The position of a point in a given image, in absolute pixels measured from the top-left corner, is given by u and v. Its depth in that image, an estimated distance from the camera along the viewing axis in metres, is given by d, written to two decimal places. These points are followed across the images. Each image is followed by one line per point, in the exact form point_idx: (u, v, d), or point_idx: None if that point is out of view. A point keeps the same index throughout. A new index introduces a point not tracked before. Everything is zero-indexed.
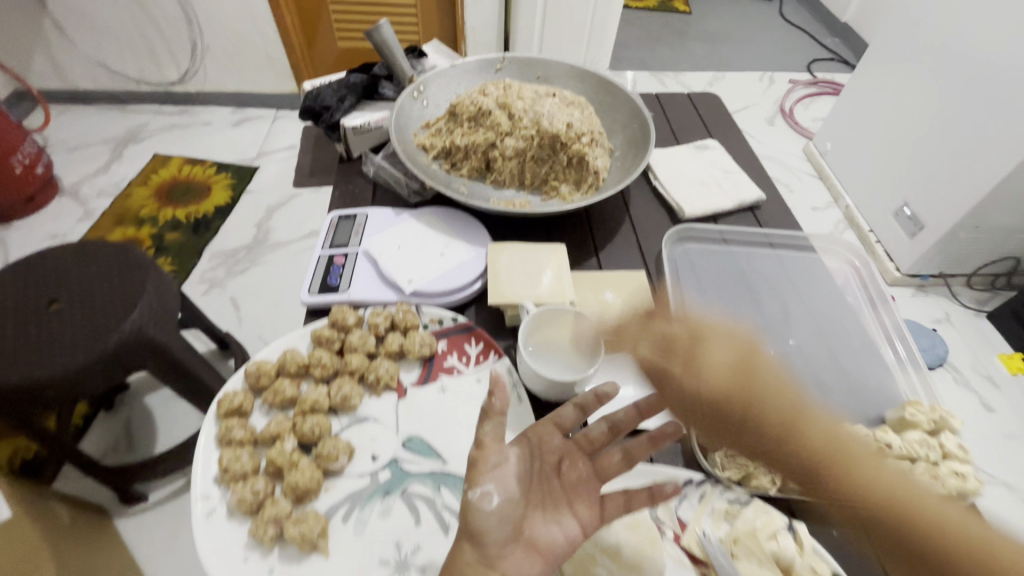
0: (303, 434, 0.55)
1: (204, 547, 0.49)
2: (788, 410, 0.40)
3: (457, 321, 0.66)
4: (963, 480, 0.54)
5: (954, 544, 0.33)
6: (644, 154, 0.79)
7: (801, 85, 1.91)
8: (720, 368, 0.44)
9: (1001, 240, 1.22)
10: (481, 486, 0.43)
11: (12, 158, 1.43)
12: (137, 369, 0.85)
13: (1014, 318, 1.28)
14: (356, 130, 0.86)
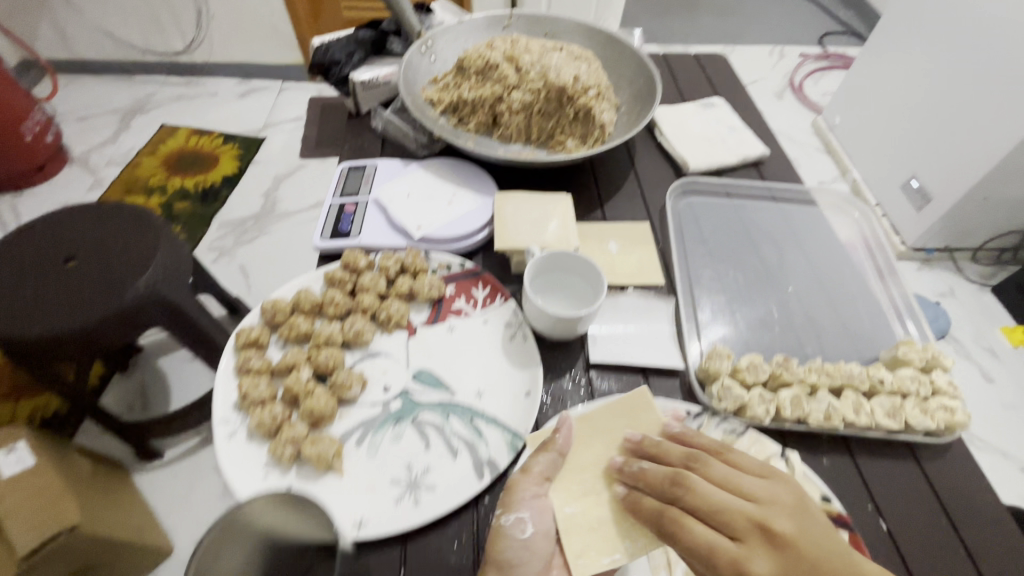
0: (318, 365, 0.58)
1: (226, 463, 0.52)
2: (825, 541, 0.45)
3: (465, 267, 0.68)
4: (952, 413, 0.55)
5: None
6: (650, 109, 0.80)
7: (811, 58, 1.82)
8: (761, 496, 0.47)
9: (1007, 213, 1.18)
10: (516, 513, 0.47)
11: (23, 126, 1.41)
12: (152, 324, 0.85)
13: (1015, 289, 1.25)
14: (366, 85, 0.88)
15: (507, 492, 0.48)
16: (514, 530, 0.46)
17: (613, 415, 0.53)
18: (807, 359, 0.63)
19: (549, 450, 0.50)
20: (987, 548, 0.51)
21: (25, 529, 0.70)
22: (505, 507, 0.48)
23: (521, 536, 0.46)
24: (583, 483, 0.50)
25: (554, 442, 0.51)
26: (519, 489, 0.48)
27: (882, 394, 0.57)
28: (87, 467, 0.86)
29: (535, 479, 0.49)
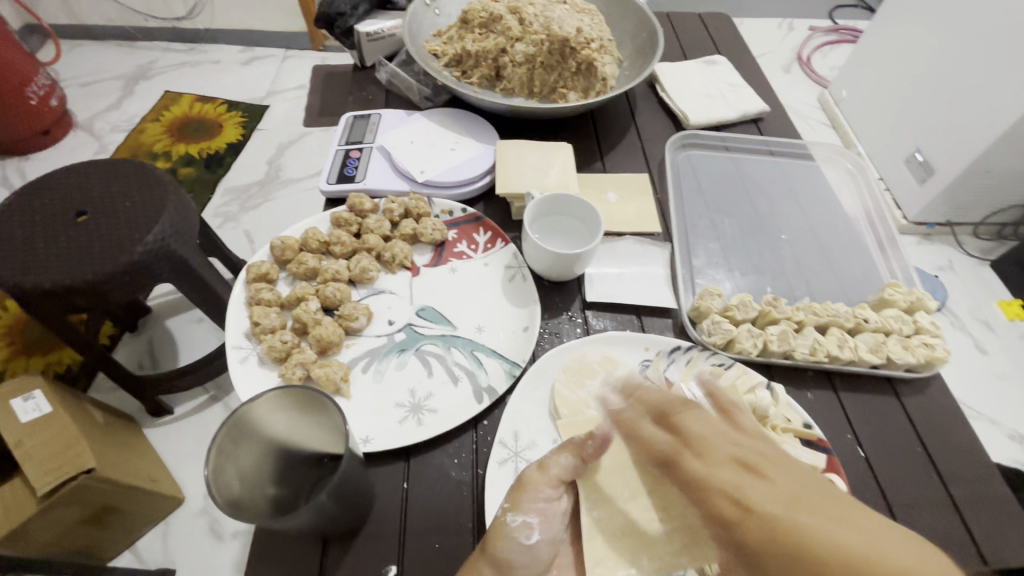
0: (326, 297, 0.61)
1: (239, 384, 0.55)
2: (791, 493, 0.30)
3: (466, 212, 0.70)
4: (932, 349, 0.59)
5: None
6: (651, 63, 0.81)
7: (821, 31, 1.74)
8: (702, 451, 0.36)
9: (1011, 189, 1.15)
10: (523, 515, 0.42)
11: (28, 89, 1.36)
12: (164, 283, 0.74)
13: (1015, 264, 1.25)
14: (371, 37, 0.89)
15: (519, 486, 0.43)
16: (518, 535, 0.41)
17: None
18: (796, 300, 0.68)
19: (572, 453, 0.45)
20: (958, 475, 0.54)
21: (40, 473, 0.68)
22: (514, 504, 0.42)
23: (524, 543, 0.41)
24: (605, 488, 0.47)
25: (582, 446, 0.45)
26: (532, 489, 0.43)
27: (865, 331, 0.61)
28: (100, 417, 0.84)
29: (550, 479, 0.44)
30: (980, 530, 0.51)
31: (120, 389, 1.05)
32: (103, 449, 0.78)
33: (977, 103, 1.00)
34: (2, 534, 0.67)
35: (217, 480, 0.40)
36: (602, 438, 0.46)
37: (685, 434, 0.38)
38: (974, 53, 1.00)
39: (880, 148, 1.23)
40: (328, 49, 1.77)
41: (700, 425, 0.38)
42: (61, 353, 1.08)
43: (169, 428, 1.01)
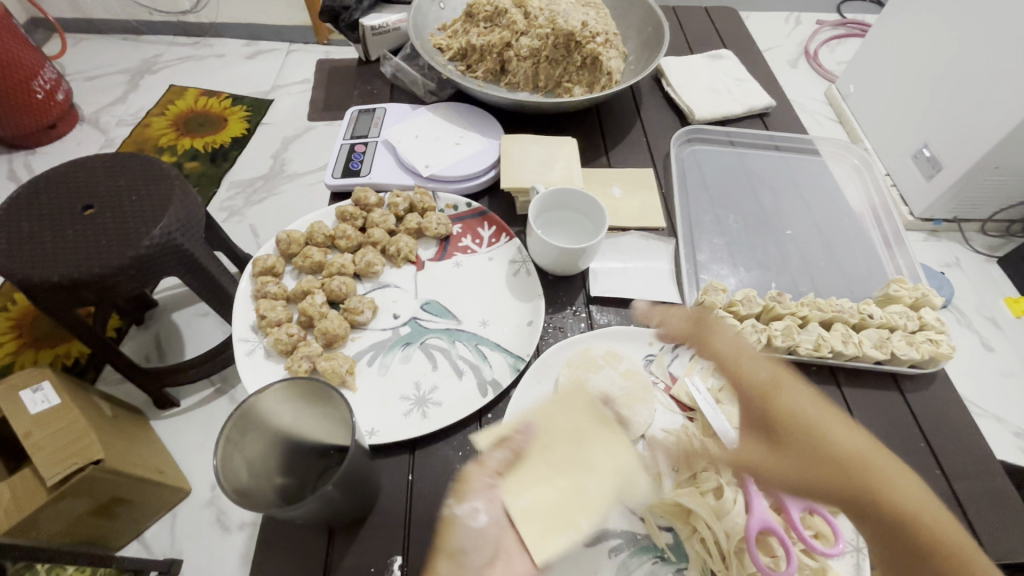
0: (332, 291, 0.61)
1: (246, 376, 0.56)
2: (821, 420, 0.44)
3: (471, 207, 0.70)
4: (936, 345, 0.59)
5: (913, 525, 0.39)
6: (657, 57, 0.81)
7: (829, 25, 1.73)
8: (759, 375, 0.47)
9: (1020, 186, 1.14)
10: (470, 502, 0.44)
11: (34, 83, 1.37)
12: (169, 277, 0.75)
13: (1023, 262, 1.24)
14: (376, 31, 0.90)
15: (459, 483, 0.45)
16: (467, 521, 0.43)
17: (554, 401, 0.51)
18: (800, 296, 0.68)
19: (506, 446, 0.46)
20: (960, 471, 0.54)
21: (50, 464, 0.69)
22: (459, 498, 0.44)
23: (473, 526, 0.43)
24: (538, 472, 0.46)
25: (512, 440, 0.47)
26: (474, 479, 0.45)
27: (870, 327, 0.61)
28: (107, 409, 0.85)
29: (484, 467, 0.45)
30: (985, 527, 0.51)
31: (127, 382, 1.06)
32: (111, 440, 0.79)
33: (985, 100, 0.99)
34: (12, 523, 0.68)
35: (226, 471, 0.41)
36: (529, 435, 0.48)
37: (733, 365, 0.48)
38: (985, 47, 0.98)
39: (887, 144, 1.22)
40: (333, 43, 1.76)
41: (802, 399, 0.45)
42: (68, 346, 1.09)
43: (175, 421, 1.02)
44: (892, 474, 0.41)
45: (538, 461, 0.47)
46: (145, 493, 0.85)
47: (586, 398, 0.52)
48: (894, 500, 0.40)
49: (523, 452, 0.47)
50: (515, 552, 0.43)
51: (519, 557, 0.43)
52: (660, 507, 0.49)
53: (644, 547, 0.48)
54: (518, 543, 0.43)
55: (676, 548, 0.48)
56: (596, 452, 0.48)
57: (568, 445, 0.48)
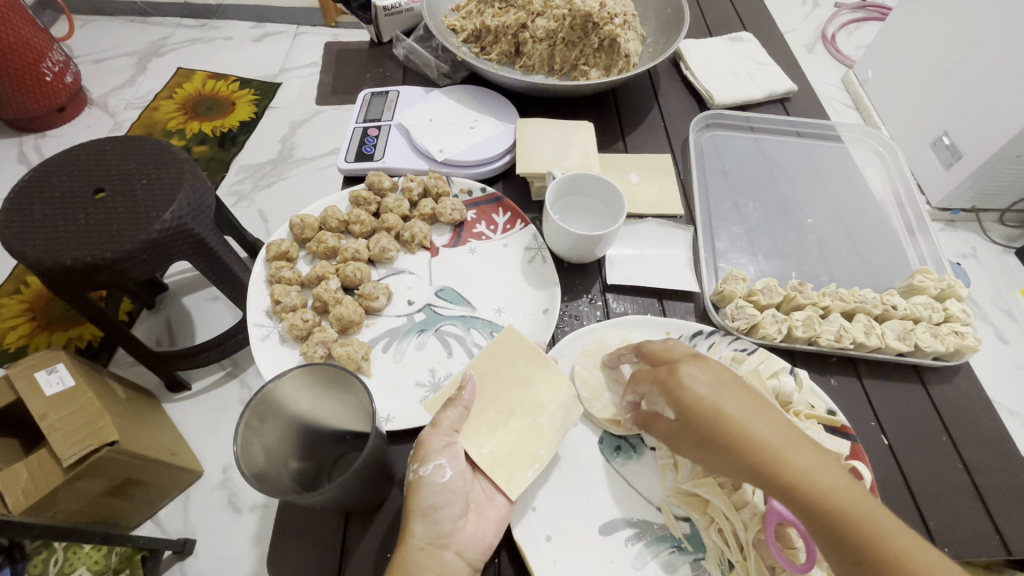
0: (346, 277, 0.61)
1: (262, 361, 0.55)
2: (767, 422, 0.38)
3: (486, 192, 0.69)
4: (961, 338, 0.58)
5: (862, 527, 0.34)
6: (677, 39, 0.78)
7: (847, 8, 1.66)
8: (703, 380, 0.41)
9: None
10: (433, 462, 0.44)
11: (43, 65, 1.36)
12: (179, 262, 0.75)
13: None
14: (388, 12, 0.88)
15: (418, 446, 0.46)
16: (433, 478, 0.44)
17: (498, 355, 0.52)
18: (820, 286, 0.66)
19: (456, 403, 0.48)
20: (981, 464, 0.53)
21: (65, 444, 0.70)
22: (420, 459, 0.45)
23: (442, 482, 0.44)
24: (491, 419, 0.49)
25: (459, 396, 0.48)
26: (431, 441, 0.45)
27: (892, 318, 0.60)
28: (120, 392, 0.85)
29: (442, 428, 0.46)
30: (1005, 520, 0.50)
31: (138, 364, 1.06)
32: (123, 422, 0.79)
33: (1011, 86, 0.96)
34: (31, 502, 0.69)
35: (245, 455, 0.41)
36: (473, 385, 0.49)
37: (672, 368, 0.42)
38: (1012, 30, 0.95)
39: (907, 131, 1.19)
40: (340, 25, 1.73)
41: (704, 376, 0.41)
42: (81, 329, 1.10)
43: (187, 403, 1.03)
44: (801, 451, 0.37)
45: (485, 409, 0.49)
46: (158, 474, 0.85)
47: (519, 342, 0.52)
48: (827, 499, 0.35)
49: (473, 404, 0.49)
50: (489, 495, 0.47)
51: (495, 501, 0.46)
52: (676, 496, 0.48)
53: (661, 536, 0.47)
54: (492, 488, 0.47)
55: (693, 538, 0.47)
56: (536, 388, 0.51)
57: (508, 390, 0.50)
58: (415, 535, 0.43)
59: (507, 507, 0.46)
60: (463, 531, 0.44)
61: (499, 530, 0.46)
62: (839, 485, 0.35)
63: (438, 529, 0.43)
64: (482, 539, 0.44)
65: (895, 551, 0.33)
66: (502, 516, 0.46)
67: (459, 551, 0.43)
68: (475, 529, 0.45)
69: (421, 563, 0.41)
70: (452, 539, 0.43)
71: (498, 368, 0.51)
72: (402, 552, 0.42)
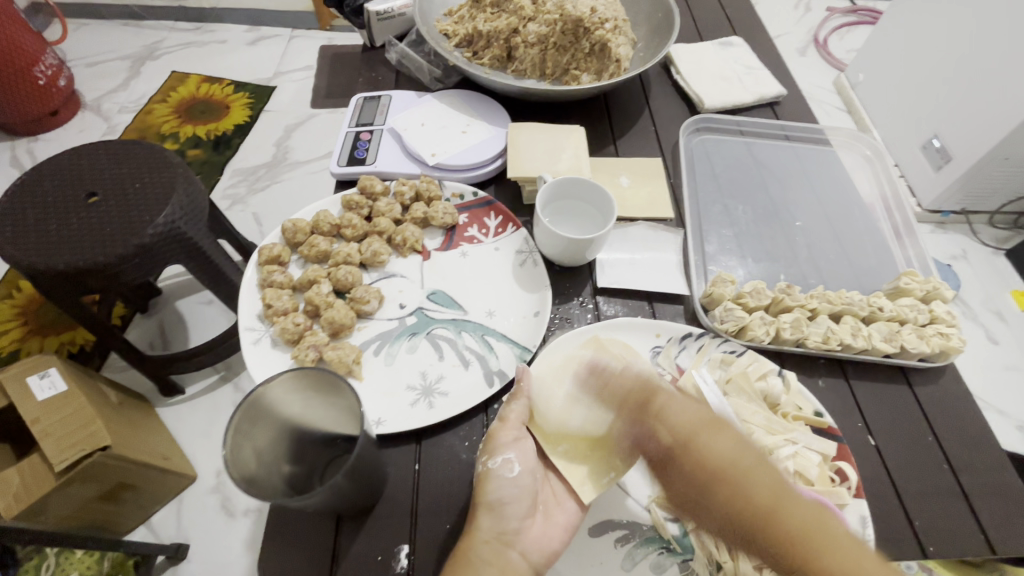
0: (338, 280, 0.61)
1: (254, 365, 0.56)
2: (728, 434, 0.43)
3: (477, 196, 0.69)
4: (946, 339, 0.58)
5: (782, 521, 0.37)
6: (667, 44, 0.79)
7: (838, 12, 1.68)
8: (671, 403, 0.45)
9: None
10: (502, 455, 0.47)
11: (36, 69, 1.35)
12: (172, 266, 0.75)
13: None
14: (381, 16, 0.88)
15: (487, 440, 0.49)
16: (501, 472, 0.46)
17: (571, 358, 0.54)
18: (808, 288, 0.67)
19: (519, 396, 0.51)
20: (968, 464, 0.54)
21: (58, 450, 0.70)
22: (489, 452, 0.48)
23: (510, 476, 0.46)
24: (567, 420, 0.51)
25: (520, 389, 0.51)
26: (501, 435, 0.48)
27: (879, 320, 0.60)
28: (113, 396, 0.85)
29: (510, 424, 0.49)
30: (990, 519, 0.51)
31: (131, 368, 1.06)
32: (116, 427, 0.79)
33: (1000, 90, 0.97)
34: (22, 507, 0.69)
35: (235, 459, 0.41)
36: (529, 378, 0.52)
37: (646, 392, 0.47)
38: (1002, 34, 0.96)
39: (898, 134, 1.20)
40: (335, 29, 1.73)
41: (688, 401, 0.46)
42: (74, 333, 1.10)
43: (181, 408, 1.03)
44: (742, 457, 0.41)
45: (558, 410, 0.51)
46: (150, 479, 0.85)
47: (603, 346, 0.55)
48: (761, 503, 0.38)
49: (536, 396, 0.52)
50: (559, 499, 0.49)
51: (565, 507, 0.48)
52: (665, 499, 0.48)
53: (650, 538, 0.48)
54: (563, 492, 0.49)
55: (681, 539, 0.48)
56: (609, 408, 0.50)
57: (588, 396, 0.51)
58: (482, 528, 0.45)
59: (577, 514, 0.48)
60: (530, 530, 0.46)
61: (566, 536, 0.47)
62: (769, 489, 0.39)
63: (505, 524, 0.45)
64: (550, 540, 0.46)
65: (814, 541, 0.36)
66: (571, 522, 0.47)
67: (524, 551, 0.45)
68: (542, 530, 0.46)
69: (486, 556, 0.43)
70: (517, 538, 0.45)
71: (567, 370, 0.53)
72: (469, 542, 0.44)
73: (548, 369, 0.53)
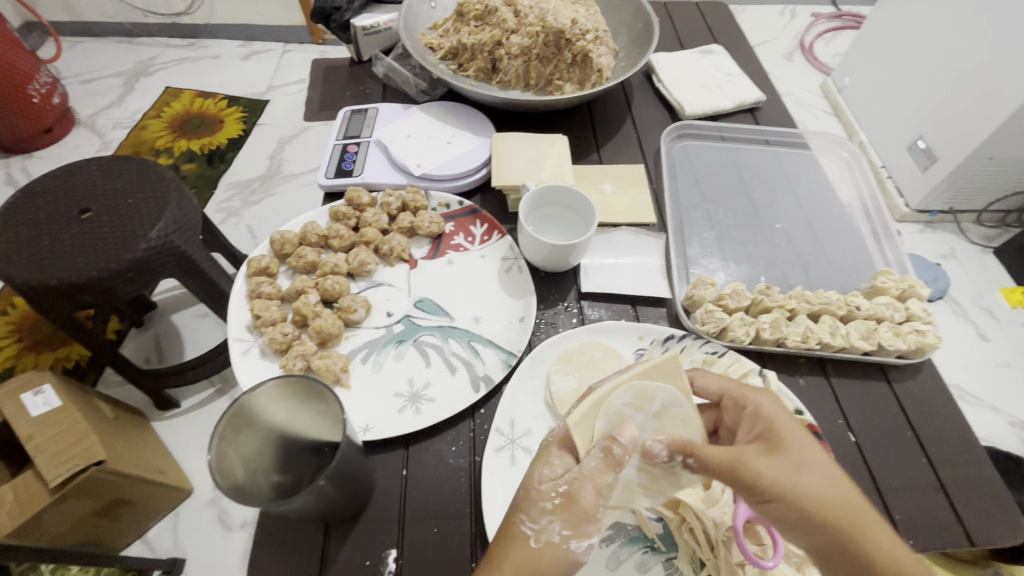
0: (325, 290, 0.62)
1: (242, 377, 0.57)
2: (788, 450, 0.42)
3: (463, 205, 0.71)
4: (923, 336, 0.60)
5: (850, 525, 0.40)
6: (647, 53, 0.81)
7: (823, 18, 1.70)
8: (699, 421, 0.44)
9: (1016, 175, 1.14)
10: (587, 538, 0.42)
11: (31, 87, 1.37)
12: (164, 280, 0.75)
13: (1018, 252, 1.23)
14: (367, 31, 0.91)
15: (576, 516, 0.41)
16: (583, 554, 0.42)
17: (638, 395, 0.46)
18: (789, 288, 0.69)
19: (615, 467, 0.42)
20: (947, 459, 0.55)
21: (52, 466, 0.70)
22: (575, 530, 0.41)
23: (585, 558, 0.42)
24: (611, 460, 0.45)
25: (620, 459, 0.42)
26: (587, 509, 0.42)
27: (857, 319, 0.62)
28: (108, 411, 0.85)
29: (597, 494, 0.42)
30: (968, 511, 0.52)
31: (126, 382, 1.07)
32: (112, 440, 0.80)
33: (983, 92, 0.99)
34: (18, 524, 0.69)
35: (221, 467, 0.42)
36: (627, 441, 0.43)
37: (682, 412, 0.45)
38: (982, 37, 0.98)
39: (886, 136, 1.22)
40: (328, 43, 1.76)
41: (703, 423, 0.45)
42: (69, 349, 1.10)
43: (177, 421, 1.03)
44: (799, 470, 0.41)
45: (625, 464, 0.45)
46: (148, 493, 0.85)
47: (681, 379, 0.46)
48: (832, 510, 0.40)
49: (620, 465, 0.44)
50: None
51: None
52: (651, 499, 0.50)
53: (635, 537, 0.49)
54: None
55: (665, 537, 0.49)
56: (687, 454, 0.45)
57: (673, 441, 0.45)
58: None
59: None
60: None
61: None
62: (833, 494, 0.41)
63: None
64: None
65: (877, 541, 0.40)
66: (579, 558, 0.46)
67: None
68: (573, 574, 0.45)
69: None
70: None
71: (627, 418, 0.45)
72: None
73: (609, 425, 0.45)
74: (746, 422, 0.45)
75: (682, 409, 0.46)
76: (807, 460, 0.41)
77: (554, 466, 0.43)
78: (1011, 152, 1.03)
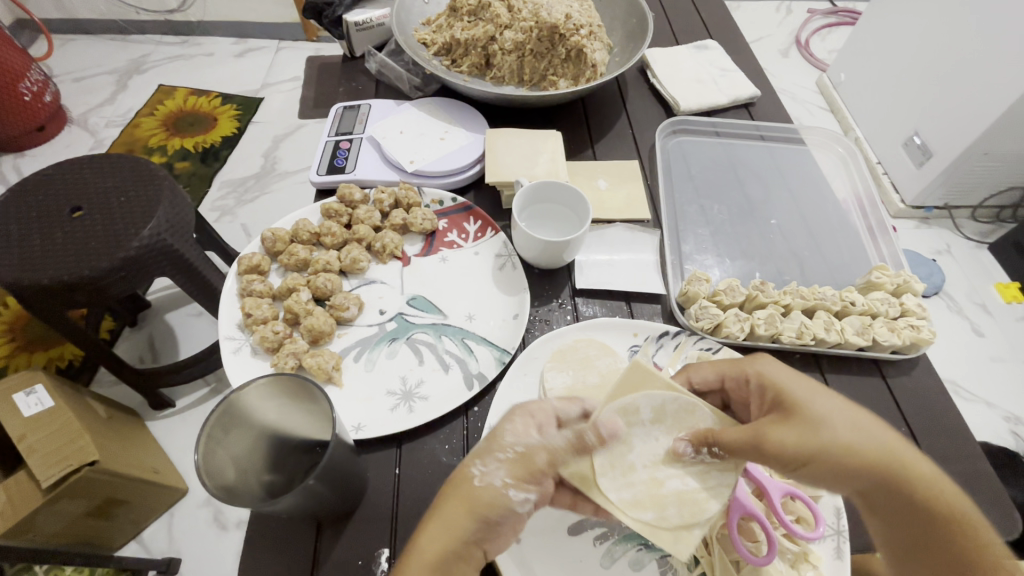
0: (317, 288, 0.62)
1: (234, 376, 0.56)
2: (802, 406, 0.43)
3: (456, 202, 0.70)
4: (918, 331, 0.59)
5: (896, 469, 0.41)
6: (641, 48, 0.81)
7: (819, 14, 1.70)
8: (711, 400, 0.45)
9: (1011, 171, 1.14)
10: (525, 490, 0.40)
11: (22, 85, 1.36)
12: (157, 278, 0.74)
13: (1013, 248, 1.23)
14: (359, 27, 0.90)
15: (516, 461, 0.41)
16: (516, 503, 0.40)
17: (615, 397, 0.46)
18: (784, 284, 0.68)
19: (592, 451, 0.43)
20: (941, 453, 0.55)
21: (44, 466, 0.69)
22: (512, 475, 0.40)
23: (520, 511, 0.40)
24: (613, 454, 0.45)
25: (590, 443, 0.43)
26: (535, 463, 0.41)
27: (852, 314, 0.62)
28: (101, 411, 0.85)
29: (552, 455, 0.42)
30: None
31: (120, 382, 1.06)
32: (105, 439, 0.79)
33: (978, 87, 0.98)
34: (11, 524, 0.68)
35: (210, 468, 0.41)
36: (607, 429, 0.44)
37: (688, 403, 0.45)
38: (977, 33, 0.97)
39: (882, 132, 1.22)
40: (322, 41, 1.75)
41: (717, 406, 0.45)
42: (61, 349, 1.09)
43: (171, 420, 1.02)
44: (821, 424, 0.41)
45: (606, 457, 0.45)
46: (141, 493, 0.85)
47: (650, 380, 0.47)
48: (867, 455, 0.41)
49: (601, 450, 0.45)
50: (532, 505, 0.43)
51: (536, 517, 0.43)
52: None
53: (629, 535, 0.48)
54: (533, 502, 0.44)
55: None
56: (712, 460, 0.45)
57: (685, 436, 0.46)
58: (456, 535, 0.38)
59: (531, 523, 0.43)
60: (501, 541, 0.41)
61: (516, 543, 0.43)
62: (864, 435, 0.41)
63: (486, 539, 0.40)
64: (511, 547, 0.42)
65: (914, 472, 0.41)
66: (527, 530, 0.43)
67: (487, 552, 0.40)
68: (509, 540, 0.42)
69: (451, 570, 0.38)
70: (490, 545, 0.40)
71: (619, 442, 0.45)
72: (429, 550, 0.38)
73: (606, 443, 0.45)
74: (756, 395, 0.46)
75: (679, 402, 0.46)
76: (822, 414, 0.42)
77: (518, 428, 0.43)
78: (1006, 148, 1.03)
